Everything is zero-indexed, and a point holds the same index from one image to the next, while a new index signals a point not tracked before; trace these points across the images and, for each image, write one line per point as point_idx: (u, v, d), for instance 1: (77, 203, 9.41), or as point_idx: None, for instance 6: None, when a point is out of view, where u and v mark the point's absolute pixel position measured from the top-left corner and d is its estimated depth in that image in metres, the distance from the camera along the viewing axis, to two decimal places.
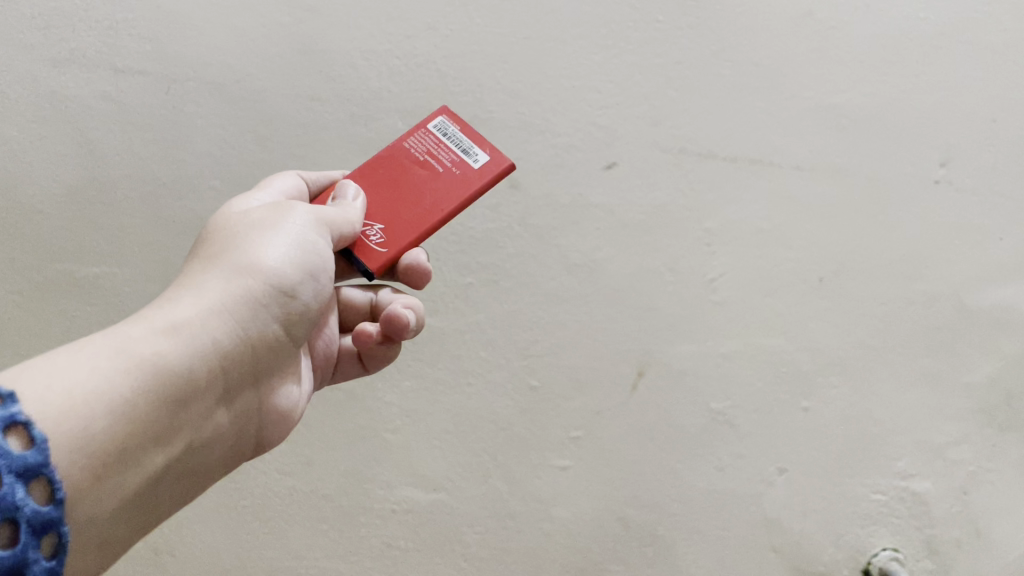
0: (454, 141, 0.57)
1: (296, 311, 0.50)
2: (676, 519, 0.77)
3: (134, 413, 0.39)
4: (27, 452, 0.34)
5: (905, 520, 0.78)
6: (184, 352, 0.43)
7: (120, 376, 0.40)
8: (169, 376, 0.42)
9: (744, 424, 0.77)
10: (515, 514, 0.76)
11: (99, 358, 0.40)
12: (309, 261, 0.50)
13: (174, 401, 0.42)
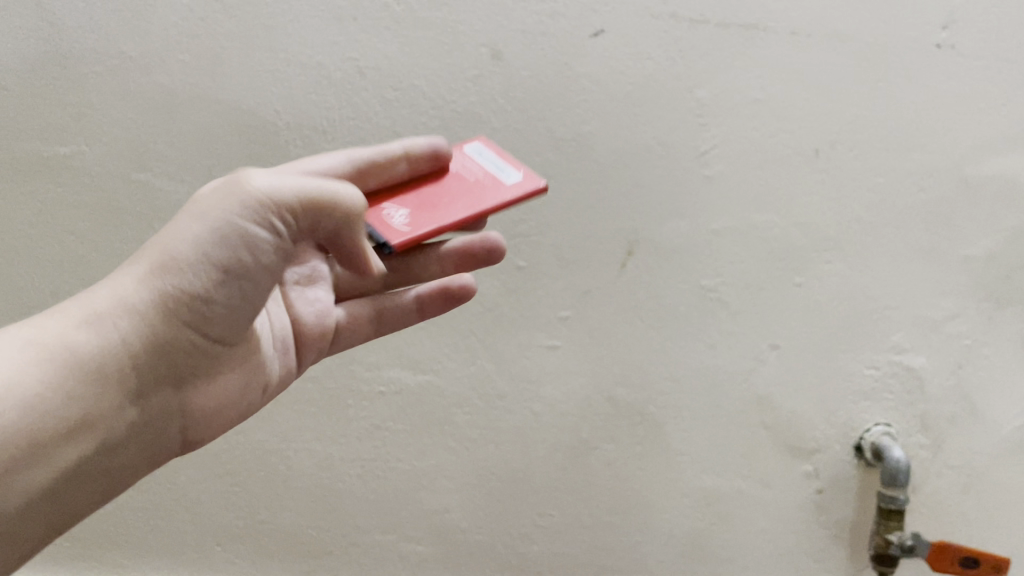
0: (494, 163, 0.59)
1: (221, 303, 0.46)
2: (666, 398, 0.77)
3: (32, 407, 0.42)
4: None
5: (898, 396, 0.77)
6: (92, 341, 0.45)
7: (25, 369, 0.43)
8: (74, 375, 0.44)
9: (735, 301, 0.76)
10: (504, 395, 0.76)
11: (12, 345, 0.44)
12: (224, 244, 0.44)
13: (84, 397, 0.44)
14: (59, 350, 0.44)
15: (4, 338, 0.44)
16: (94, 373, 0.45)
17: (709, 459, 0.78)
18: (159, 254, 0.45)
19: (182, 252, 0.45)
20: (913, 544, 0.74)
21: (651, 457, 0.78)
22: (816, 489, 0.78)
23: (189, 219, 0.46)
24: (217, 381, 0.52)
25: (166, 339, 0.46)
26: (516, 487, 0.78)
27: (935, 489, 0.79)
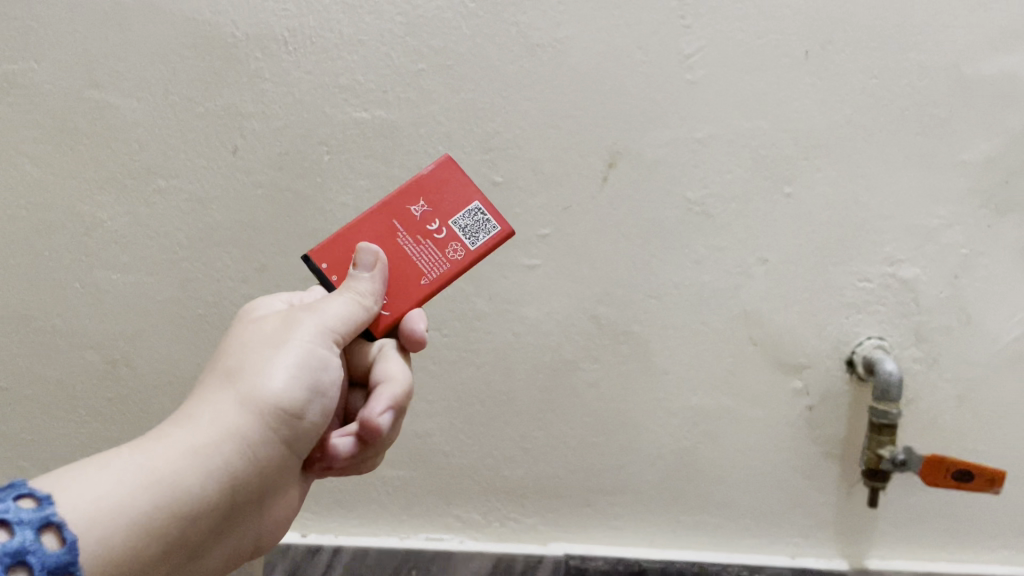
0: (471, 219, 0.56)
1: (303, 430, 0.49)
2: (651, 315, 0.74)
3: (134, 542, 0.40)
4: (34, 510, 0.37)
5: (892, 308, 0.74)
6: (199, 481, 0.43)
7: (168, 505, 0.41)
8: (176, 504, 0.42)
9: (721, 214, 0.73)
10: (483, 316, 0.74)
11: (108, 490, 0.40)
12: (314, 373, 0.48)
13: (164, 535, 0.41)
14: (189, 481, 0.43)
15: (95, 480, 0.40)
16: (200, 514, 0.43)
17: (696, 378, 0.76)
18: (256, 386, 0.46)
19: (291, 374, 0.47)
20: (905, 458, 0.72)
21: (636, 377, 0.76)
22: (806, 405, 0.76)
23: (280, 357, 0.48)
24: (279, 498, 0.50)
25: (264, 470, 0.47)
26: (498, 410, 0.76)
27: (929, 403, 0.76)
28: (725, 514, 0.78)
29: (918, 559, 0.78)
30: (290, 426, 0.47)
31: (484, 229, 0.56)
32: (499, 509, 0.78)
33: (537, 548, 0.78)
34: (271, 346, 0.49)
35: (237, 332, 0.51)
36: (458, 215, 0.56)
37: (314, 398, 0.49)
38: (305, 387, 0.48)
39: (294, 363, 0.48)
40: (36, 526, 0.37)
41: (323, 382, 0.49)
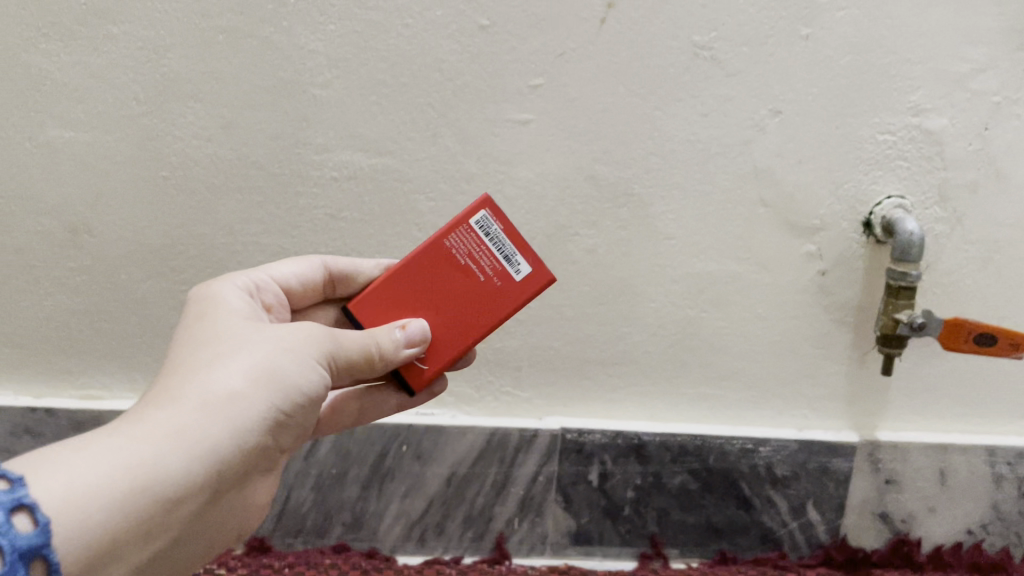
0: (500, 248, 0.52)
1: (287, 428, 0.46)
2: (655, 175, 0.68)
3: (120, 515, 0.37)
4: (31, 534, 0.33)
5: (915, 164, 0.68)
6: (189, 463, 0.40)
7: (152, 489, 0.38)
8: (165, 479, 0.39)
9: (732, 60, 0.65)
10: (472, 177, 0.68)
11: (89, 467, 0.37)
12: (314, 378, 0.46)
13: (156, 513, 0.39)
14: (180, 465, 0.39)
15: (77, 463, 0.37)
16: (183, 500, 0.40)
17: (701, 243, 0.70)
18: (253, 375, 0.44)
19: (287, 375, 0.45)
20: (923, 322, 0.67)
21: (637, 242, 0.70)
22: (819, 270, 0.71)
23: (281, 354, 0.45)
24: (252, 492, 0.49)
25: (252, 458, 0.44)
26: None
27: (950, 267, 0.71)
28: (729, 386, 0.74)
29: (930, 430, 0.75)
30: (277, 422, 0.45)
31: (480, 220, 0.52)
32: (493, 383, 0.74)
33: (532, 423, 0.74)
34: (262, 339, 0.46)
35: (212, 322, 0.48)
36: (497, 253, 0.52)
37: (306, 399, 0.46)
38: (300, 386, 0.45)
39: (292, 362, 0.45)
40: (27, 562, 0.33)
41: (318, 383, 0.47)
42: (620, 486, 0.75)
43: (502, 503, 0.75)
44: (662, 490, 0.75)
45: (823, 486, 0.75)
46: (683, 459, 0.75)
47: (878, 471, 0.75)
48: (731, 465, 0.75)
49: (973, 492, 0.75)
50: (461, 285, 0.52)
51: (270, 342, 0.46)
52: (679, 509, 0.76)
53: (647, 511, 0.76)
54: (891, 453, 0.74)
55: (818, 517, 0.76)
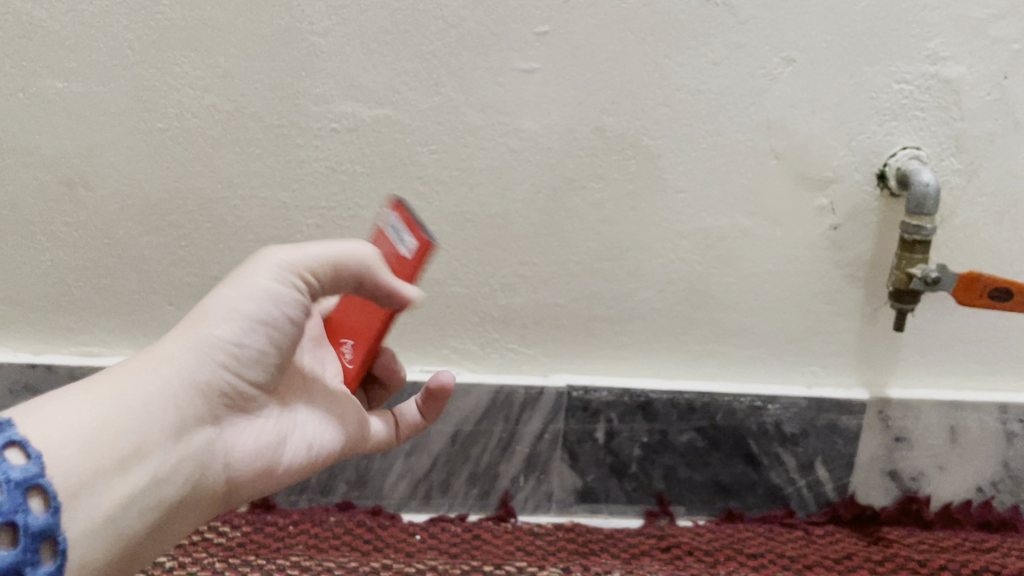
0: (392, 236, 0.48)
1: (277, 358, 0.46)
2: (663, 127, 0.66)
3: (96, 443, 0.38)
4: (26, 465, 0.36)
5: (931, 115, 0.66)
6: (155, 397, 0.41)
7: (119, 421, 0.40)
8: (138, 415, 0.40)
9: (744, 6, 0.63)
10: (476, 129, 0.65)
11: (69, 406, 0.39)
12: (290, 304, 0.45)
13: (133, 447, 0.40)
14: (147, 398, 0.41)
15: (49, 406, 0.39)
16: (154, 431, 0.41)
17: (710, 197, 0.68)
18: (219, 310, 0.44)
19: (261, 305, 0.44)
20: (938, 277, 0.65)
21: (644, 196, 0.68)
22: (831, 225, 0.69)
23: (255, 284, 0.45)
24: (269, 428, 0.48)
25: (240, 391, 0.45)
26: (495, 235, 0.69)
27: (965, 221, 0.69)
28: (737, 343, 0.73)
29: (942, 387, 0.74)
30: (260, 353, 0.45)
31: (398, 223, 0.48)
32: (497, 340, 0.73)
33: (537, 380, 0.73)
34: (239, 278, 0.46)
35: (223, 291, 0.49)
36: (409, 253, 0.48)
37: (288, 324, 0.45)
38: (279, 310, 0.45)
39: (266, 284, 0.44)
40: (23, 488, 0.35)
41: (296, 305, 0.45)
42: (627, 444, 0.75)
43: (507, 461, 0.75)
44: (670, 447, 0.75)
45: (832, 443, 0.74)
46: (690, 417, 0.74)
47: (888, 429, 0.74)
48: (739, 423, 0.74)
49: (984, 450, 0.74)
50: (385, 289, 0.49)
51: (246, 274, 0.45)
52: (685, 467, 0.75)
53: (653, 469, 0.75)
54: (901, 410, 0.73)
55: (826, 475, 0.75)
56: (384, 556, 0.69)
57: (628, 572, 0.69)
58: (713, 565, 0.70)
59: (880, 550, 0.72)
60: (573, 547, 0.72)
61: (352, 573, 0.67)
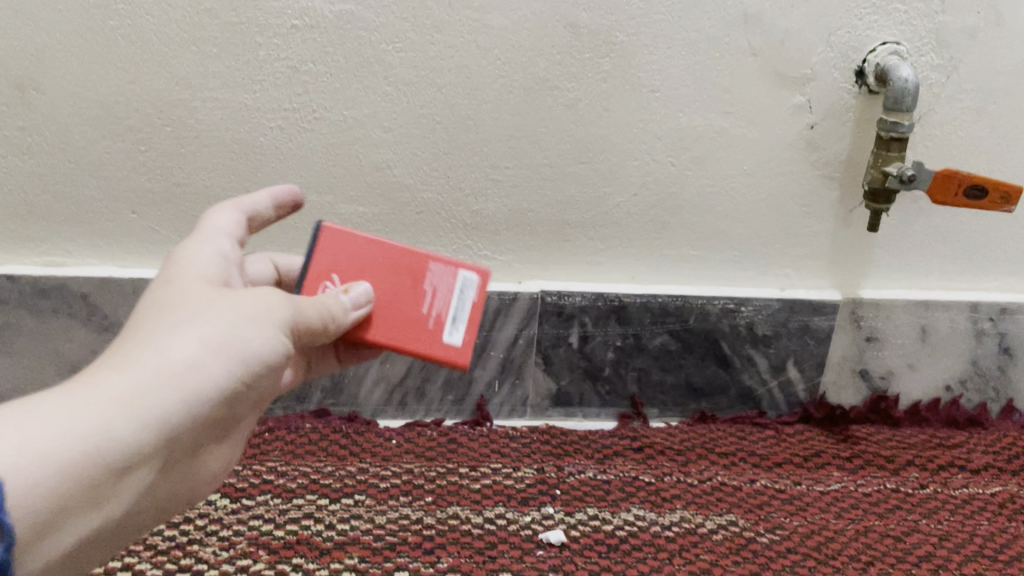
0: (459, 311, 0.52)
1: (242, 395, 0.43)
2: (638, 22, 0.63)
3: (78, 478, 0.35)
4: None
5: (913, 8, 0.64)
6: (148, 427, 0.38)
7: (108, 455, 0.36)
8: (125, 452, 0.37)
9: None
10: (443, 26, 0.62)
11: (54, 432, 0.35)
12: (263, 356, 0.42)
13: (109, 481, 0.37)
14: (138, 426, 0.37)
15: (40, 419, 0.35)
16: (133, 467, 0.38)
17: (686, 96, 0.66)
18: (213, 344, 0.40)
19: (240, 358, 0.41)
20: (914, 175, 0.64)
21: (618, 96, 0.66)
22: (807, 124, 0.67)
23: (238, 331, 0.42)
24: (213, 454, 0.45)
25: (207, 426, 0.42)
26: (465, 138, 0.67)
27: (944, 118, 0.68)
28: (711, 246, 0.72)
29: (914, 288, 0.74)
30: (231, 394, 0.42)
31: (465, 281, 0.53)
32: (471, 247, 0.71)
33: (511, 286, 0.73)
34: (221, 314, 0.42)
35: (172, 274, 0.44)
36: (452, 316, 0.52)
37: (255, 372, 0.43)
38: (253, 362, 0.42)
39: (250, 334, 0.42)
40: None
41: (270, 357, 0.43)
42: (600, 348, 0.75)
43: (482, 367, 0.75)
44: (643, 351, 0.75)
45: (804, 345, 0.75)
46: (664, 321, 0.74)
47: (859, 329, 0.74)
48: (712, 326, 0.74)
49: (953, 348, 0.75)
50: (407, 300, 0.51)
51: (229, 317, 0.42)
52: (659, 369, 0.76)
53: (627, 372, 0.76)
54: (873, 311, 0.74)
55: (797, 375, 0.76)
56: (360, 460, 0.70)
57: (601, 472, 0.70)
58: (685, 464, 0.72)
59: (848, 446, 0.74)
60: (547, 448, 0.73)
61: (328, 477, 0.68)
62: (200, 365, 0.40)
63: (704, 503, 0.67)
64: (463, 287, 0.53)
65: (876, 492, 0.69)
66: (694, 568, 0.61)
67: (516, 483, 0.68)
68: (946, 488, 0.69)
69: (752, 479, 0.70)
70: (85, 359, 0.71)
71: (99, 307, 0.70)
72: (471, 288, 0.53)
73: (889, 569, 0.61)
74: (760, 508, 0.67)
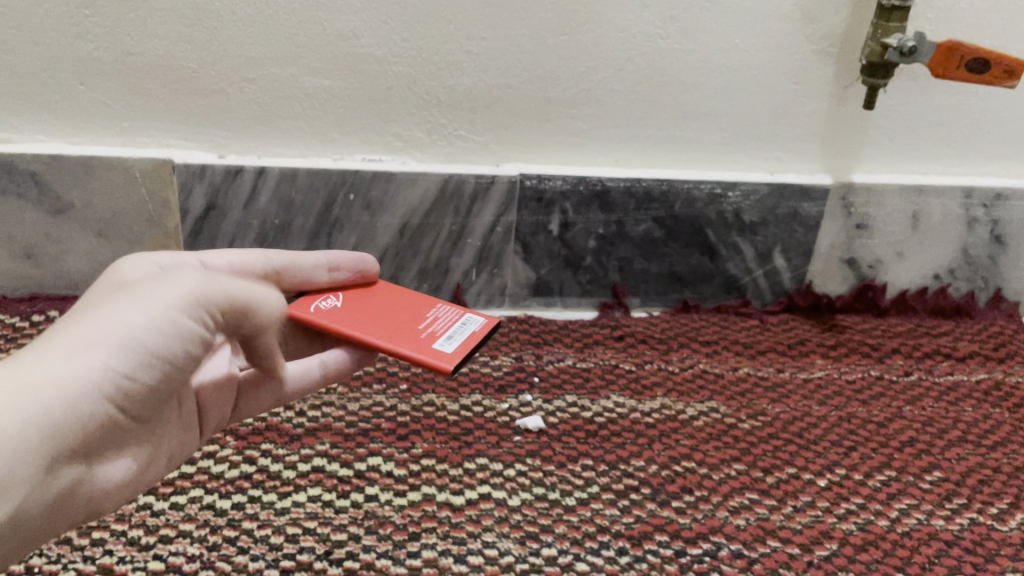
0: (457, 333, 0.49)
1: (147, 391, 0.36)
2: None
3: None
4: None
5: None
6: (21, 426, 0.32)
7: None
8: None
9: None
10: None
11: None
12: (165, 339, 0.36)
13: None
14: (7, 422, 0.32)
15: None
16: (10, 469, 0.32)
17: None
18: (96, 341, 0.35)
19: (132, 348, 0.35)
20: (914, 47, 0.61)
21: None
22: None
23: (128, 315, 0.35)
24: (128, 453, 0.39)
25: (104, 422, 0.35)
26: (437, 5, 0.62)
27: None
28: (699, 127, 0.69)
29: (908, 172, 0.72)
30: (126, 390, 0.35)
31: (470, 318, 0.51)
32: (445, 127, 0.67)
33: (489, 169, 0.69)
34: (114, 306, 0.36)
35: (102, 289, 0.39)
36: (448, 334, 0.48)
37: (154, 363, 0.36)
38: (150, 349, 0.36)
39: (141, 318, 0.36)
40: None
41: (175, 339, 0.36)
42: (581, 236, 0.72)
43: (458, 255, 0.72)
44: (626, 238, 0.72)
45: (791, 232, 0.72)
46: (648, 206, 0.71)
47: (850, 216, 0.72)
48: (698, 212, 0.71)
49: (945, 236, 0.73)
50: (407, 323, 0.49)
51: (122, 305, 0.36)
52: (642, 258, 0.73)
53: (609, 260, 0.73)
54: (865, 197, 0.71)
55: (783, 264, 0.74)
56: None
57: (581, 360, 0.68)
58: (667, 352, 0.70)
59: (832, 336, 0.72)
60: (525, 337, 0.71)
61: None
62: (78, 364, 0.34)
63: (686, 390, 0.66)
64: (466, 321, 0.50)
65: (861, 379, 0.68)
66: (673, 453, 0.59)
67: (493, 371, 0.66)
68: (931, 375, 0.68)
69: (734, 367, 0.68)
70: (38, 243, 0.67)
71: (50, 187, 0.65)
72: (476, 322, 0.50)
73: (871, 454, 0.60)
74: (742, 394, 0.65)
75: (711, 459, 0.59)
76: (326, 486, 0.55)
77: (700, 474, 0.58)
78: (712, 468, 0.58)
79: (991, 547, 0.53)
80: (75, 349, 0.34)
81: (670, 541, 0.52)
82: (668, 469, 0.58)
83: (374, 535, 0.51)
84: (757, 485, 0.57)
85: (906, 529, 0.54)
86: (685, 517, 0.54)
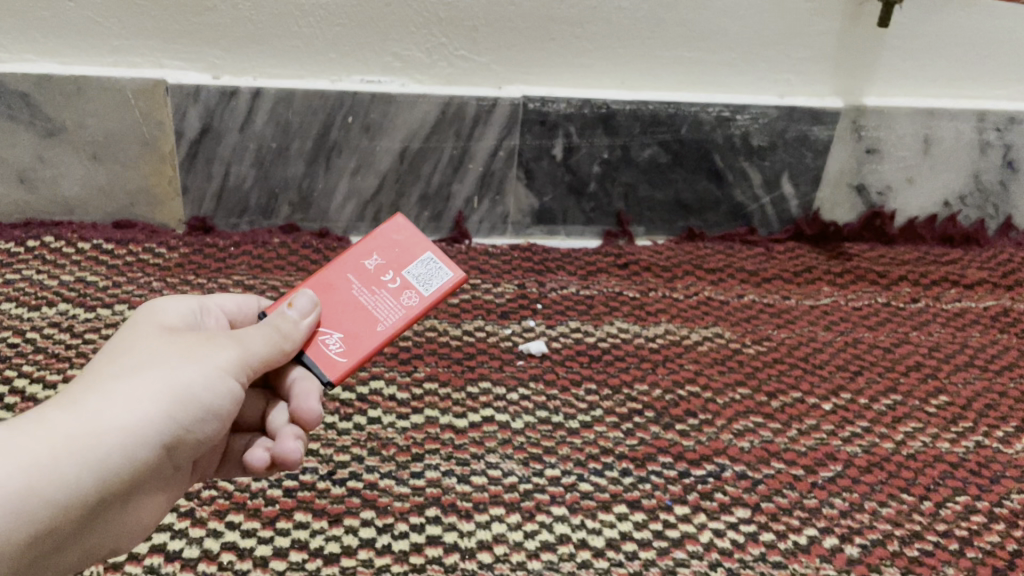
0: (421, 277, 0.45)
1: (194, 441, 0.38)
2: None
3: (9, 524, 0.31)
4: None
5: None
6: (87, 472, 0.34)
7: (42, 493, 0.32)
8: (63, 495, 0.33)
9: None
10: None
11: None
12: (219, 401, 0.38)
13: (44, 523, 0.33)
14: (77, 468, 0.33)
15: None
16: (70, 510, 0.34)
17: None
18: (160, 393, 0.36)
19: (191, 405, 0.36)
20: None
21: None
22: None
23: (190, 371, 0.37)
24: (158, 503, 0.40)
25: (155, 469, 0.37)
26: None
27: None
28: (708, 47, 0.67)
29: (921, 96, 0.70)
30: (178, 442, 0.37)
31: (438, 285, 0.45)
32: (446, 46, 0.65)
33: (492, 91, 0.67)
34: (173, 359, 0.37)
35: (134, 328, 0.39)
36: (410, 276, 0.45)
37: (207, 419, 0.38)
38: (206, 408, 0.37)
39: (200, 378, 0.37)
40: None
41: (226, 400, 0.38)
42: (585, 161, 0.70)
43: (460, 182, 0.70)
44: (631, 164, 0.71)
45: (800, 157, 0.71)
46: (653, 130, 0.69)
47: (860, 140, 0.70)
48: (705, 136, 0.69)
49: (956, 162, 0.72)
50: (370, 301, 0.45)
51: (183, 361, 0.37)
52: (647, 184, 0.72)
53: (614, 187, 0.72)
54: (876, 121, 0.69)
55: (791, 191, 0.73)
56: None
57: (585, 287, 0.67)
58: (671, 279, 0.69)
59: (839, 264, 0.71)
60: (528, 265, 0.70)
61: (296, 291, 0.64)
62: (146, 414, 0.35)
63: (690, 317, 0.65)
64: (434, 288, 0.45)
65: (867, 306, 0.67)
66: (677, 377, 0.59)
67: (495, 298, 0.65)
68: (938, 302, 0.68)
69: (739, 294, 0.67)
70: (31, 167, 0.66)
71: (41, 109, 0.63)
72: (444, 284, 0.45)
73: (877, 378, 0.60)
74: (747, 321, 0.65)
75: (715, 384, 0.58)
76: (328, 409, 0.54)
77: (704, 398, 0.57)
78: (717, 393, 0.58)
79: (996, 469, 0.53)
80: (144, 397, 0.35)
81: (673, 462, 0.52)
82: (673, 393, 0.58)
83: (377, 456, 0.51)
84: (762, 409, 0.57)
85: (911, 451, 0.54)
86: (689, 440, 0.54)
